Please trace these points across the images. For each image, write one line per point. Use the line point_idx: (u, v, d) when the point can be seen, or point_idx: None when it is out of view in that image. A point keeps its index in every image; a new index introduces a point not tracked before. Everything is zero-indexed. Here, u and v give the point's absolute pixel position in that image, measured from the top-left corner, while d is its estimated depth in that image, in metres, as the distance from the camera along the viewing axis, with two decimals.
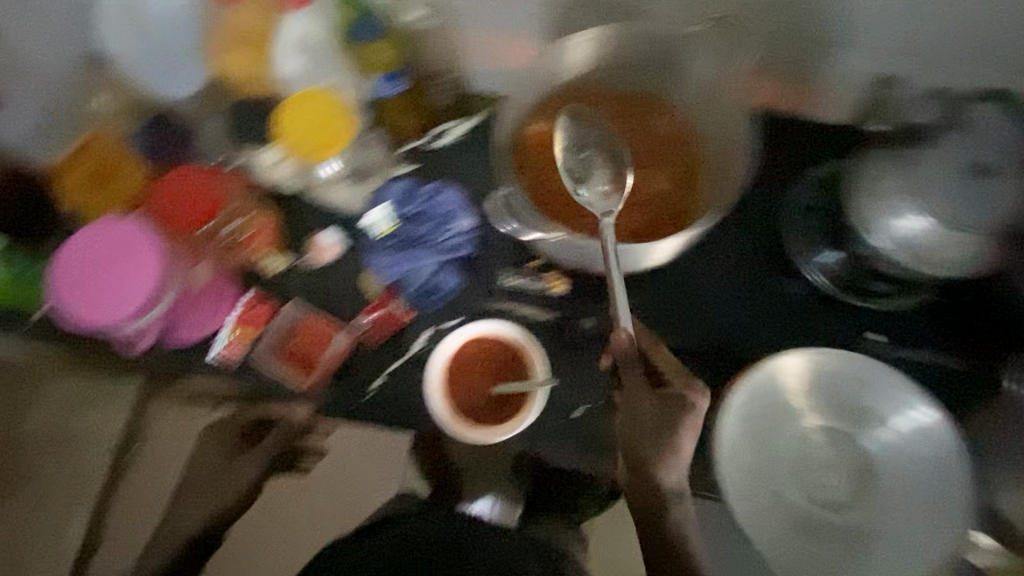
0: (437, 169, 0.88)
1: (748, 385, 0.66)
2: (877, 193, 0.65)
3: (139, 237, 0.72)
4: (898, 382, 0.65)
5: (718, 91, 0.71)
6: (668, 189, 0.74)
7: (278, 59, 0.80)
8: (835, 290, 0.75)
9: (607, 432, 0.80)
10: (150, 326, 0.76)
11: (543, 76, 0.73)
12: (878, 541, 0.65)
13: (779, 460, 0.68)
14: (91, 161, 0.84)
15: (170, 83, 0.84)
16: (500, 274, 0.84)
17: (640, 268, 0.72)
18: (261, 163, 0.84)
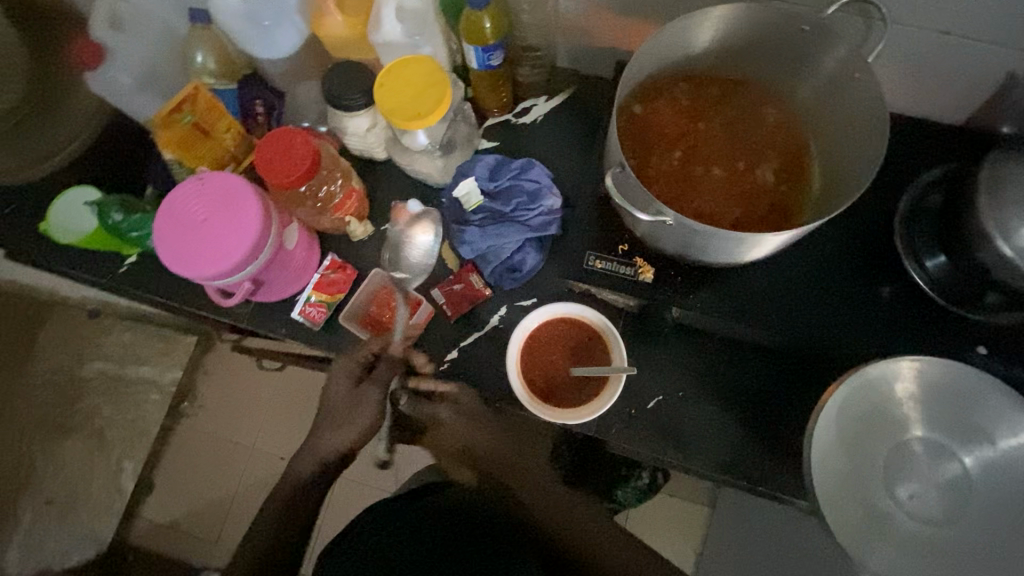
0: (521, 147, 0.89)
1: (849, 384, 0.66)
2: (1004, 198, 0.62)
3: (242, 194, 0.73)
4: (1006, 398, 0.63)
5: (841, 81, 0.67)
6: (770, 181, 0.71)
7: (378, 20, 0.76)
8: (941, 298, 0.72)
9: (686, 427, 0.77)
10: (243, 284, 0.77)
11: (657, 53, 0.68)
12: (972, 559, 0.63)
13: (871, 468, 0.66)
14: (190, 113, 0.82)
15: (267, 42, 0.83)
16: (586, 257, 0.81)
17: (741, 260, 0.68)
18: (354, 127, 0.83)
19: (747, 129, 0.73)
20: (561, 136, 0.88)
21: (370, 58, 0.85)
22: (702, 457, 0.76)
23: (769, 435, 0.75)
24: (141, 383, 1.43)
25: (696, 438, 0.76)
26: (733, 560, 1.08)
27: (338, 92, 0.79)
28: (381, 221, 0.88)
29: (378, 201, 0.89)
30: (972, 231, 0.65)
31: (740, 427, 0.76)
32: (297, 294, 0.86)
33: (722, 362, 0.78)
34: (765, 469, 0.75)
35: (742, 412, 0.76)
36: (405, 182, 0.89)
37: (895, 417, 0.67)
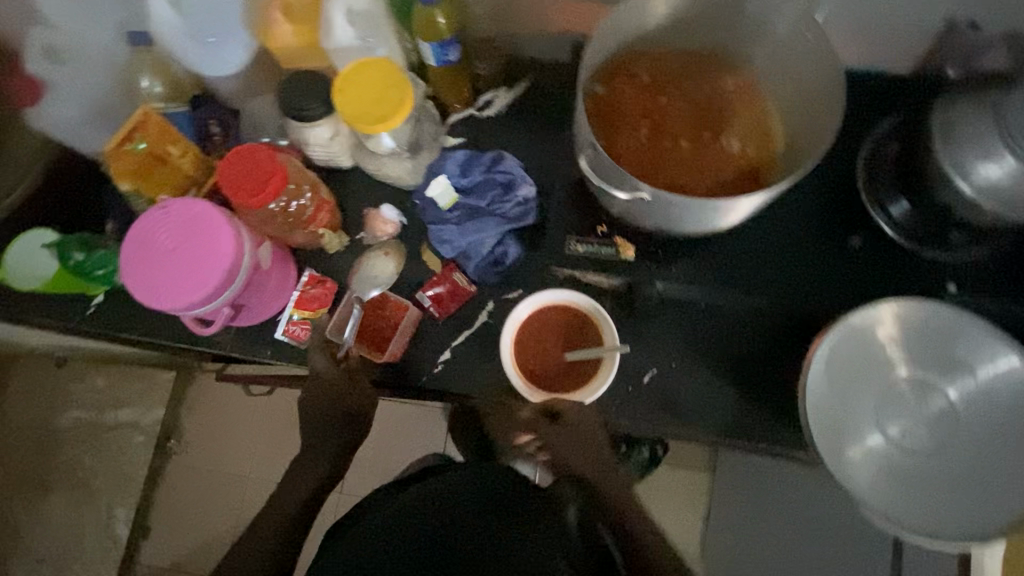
0: (489, 139, 0.88)
1: (836, 334, 0.68)
2: (958, 139, 0.64)
3: (211, 217, 0.70)
4: (983, 329, 0.66)
5: (792, 41, 0.68)
6: (737, 147, 0.73)
7: (329, 25, 0.75)
8: (907, 241, 0.76)
9: (684, 396, 0.79)
10: (222, 310, 0.75)
11: (614, 30, 0.69)
12: (967, 485, 0.66)
13: (865, 411, 0.68)
14: (143, 141, 0.79)
15: (215, 59, 0.80)
16: (567, 241, 0.82)
17: (715, 226, 0.69)
18: (316, 138, 0.81)
19: (709, 99, 0.75)
20: (526, 125, 0.88)
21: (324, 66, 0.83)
22: (702, 422, 0.78)
23: (764, 394, 0.78)
24: (124, 427, 1.39)
25: (694, 405, 0.78)
26: (740, 520, 1.11)
27: (296, 103, 0.77)
28: (356, 230, 0.87)
29: (350, 210, 0.87)
30: (931, 173, 0.68)
31: (736, 390, 0.78)
32: (278, 314, 0.84)
33: (715, 330, 0.80)
34: (764, 426, 0.77)
35: (736, 376, 0.78)
36: (376, 188, 0.88)
37: (882, 360, 0.69)
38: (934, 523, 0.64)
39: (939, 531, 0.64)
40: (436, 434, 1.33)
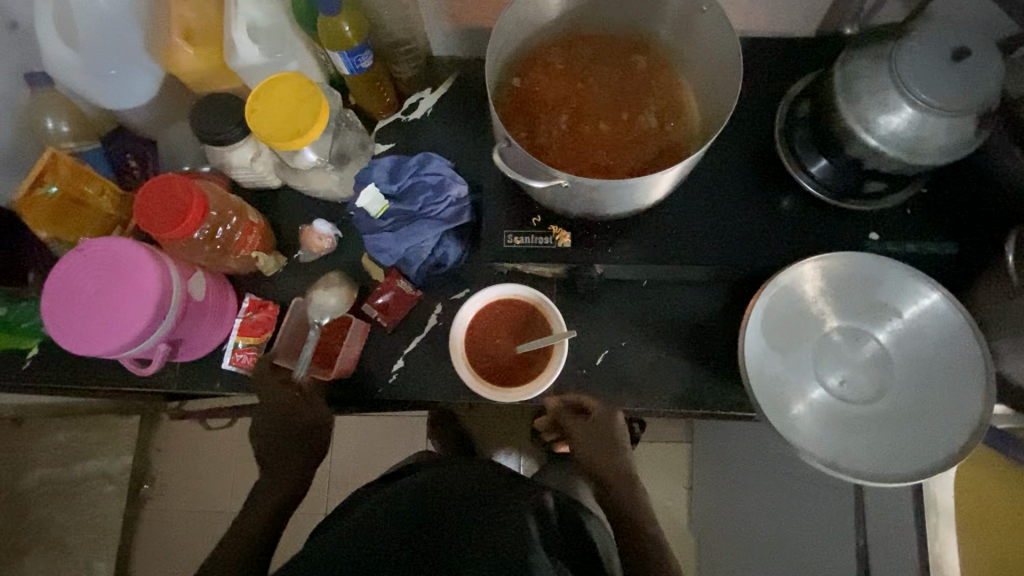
0: (417, 143, 0.88)
1: (766, 294, 0.70)
2: (857, 93, 0.67)
3: (131, 254, 0.69)
4: (904, 272, 0.69)
5: (691, 16, 0.69)
6: (655, 124, 0.74)
7: (232, 44, 0.73)
8: (831, 198, 0.77)
9: (637, 373, 0.80)
10: (160, 347, 0.74)
11: (518, 21, 0.69)
12: (907, 424, 0.68)
13: (803, 364, 0.71)
14: (54, 184, 0.76)
15: (121, 92, 0.78)
16: (505, 236, 0.80)
17: (639, 202, 0.70)
18: (238, 161, 0.80)
19: (623, 80, 0.76)
20: (452, 125, 0.88)
21: (236, 86, 0.81)
22: (658, 396, 0.79)
23: (714, 361, 0.79)
24: (91, 479, 1.33)
25: (648, 380, 0.80)
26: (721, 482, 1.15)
27: (211, 129, 0.75)
28: (294, 249, 0.86)
29: (285, 229, 0.86)
30: (841, 129, 0.69)
31: (686, 360, 0.80)
32: (222, 344, 0.83)
33: (658, 306, 0.82)
34: (716, 392, 0.79)
35: (684, 347, 0.80)
36: (309, 204, 0.87)
37: (813, 314, 0.72)
38: (880, 465, 0.66)
39: (886, 472, 0.66)
40: (416, 441, 1.33)
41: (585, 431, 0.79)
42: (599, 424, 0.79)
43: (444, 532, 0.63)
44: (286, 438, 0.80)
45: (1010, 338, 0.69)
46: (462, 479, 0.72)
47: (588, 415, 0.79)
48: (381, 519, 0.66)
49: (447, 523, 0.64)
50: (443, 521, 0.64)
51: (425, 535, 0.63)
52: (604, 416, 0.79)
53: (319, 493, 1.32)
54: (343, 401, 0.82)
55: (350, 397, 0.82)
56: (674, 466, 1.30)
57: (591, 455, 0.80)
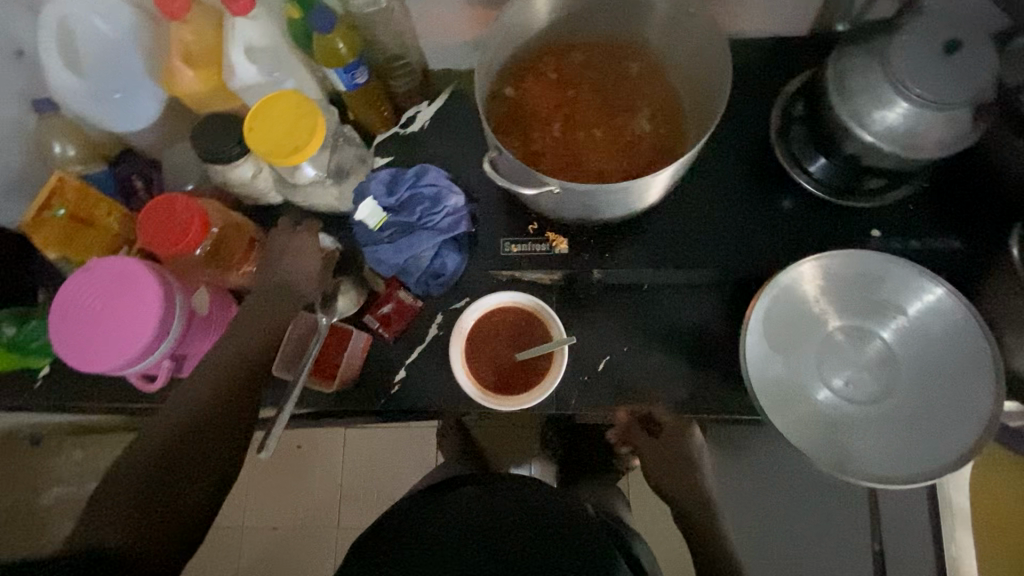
0: (414, 155, 0.89)
1: (767, 295, 0.69)
2: (851, 90, 0.66)
3: (135, 272, 0.71)
4: (909, 270, 0.67)
5: (680, 19, 0.70)
6: (648, 128, 0.74)
7: (230, 65, 0.75)
8: (830, 197, 0.76)
9: (639, 378, 0.79)
10: (163, 363, 0.75)
11: (508, 31, 0.70)
12: (916, 424, 0.67)
13: (806, 366, 0.70)
14: (61, 206, 0.78)
15: (125, 114, 0.80)
16: (501, 244, 0.82)
17: (633, 206, 0.70)
18: (239, 178, 0.81)
19: (615, 86, 0.76)
20: (449, 135, 0.89)
21: (236, 106, 0.83)
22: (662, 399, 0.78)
23: (717, 365, 0.78)
24: None
25: (651, 384, 0.79)
26: None
27: (211, 148, 0.76)
28: None
29: None
30: (836, 127, 0.69)
31: (688, 364, 0.79)
32: None
33: (659, 309, 0.81)
34: (720, 397, 0.78)
35: (686, 351, 0.79)
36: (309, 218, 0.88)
37: (817, 314, 0.71)
38: (888, 468, 0.65)
39: (894, 475, 0.64)
40: (425, 453, 1.33)
41: (652, 447, 0.80)
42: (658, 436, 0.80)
43: (510, 556, 0.66)
44: (234, 402, 0.69)
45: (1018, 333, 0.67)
46: (512, 492, 0.71)
47: (657, 432, 0.80)
48: (435, 545, 0.67)
49: (511, 541, 0.67)
50: (502, 537, 0.68)
51: (489, 553, 0.66)
52: (673, 433, 0.79)
53: (330, 507, 1.33)
54: (347, 412, 0.83)
55: (352, 409, 0.82)
56: None
57: (662, 475, 0.81)
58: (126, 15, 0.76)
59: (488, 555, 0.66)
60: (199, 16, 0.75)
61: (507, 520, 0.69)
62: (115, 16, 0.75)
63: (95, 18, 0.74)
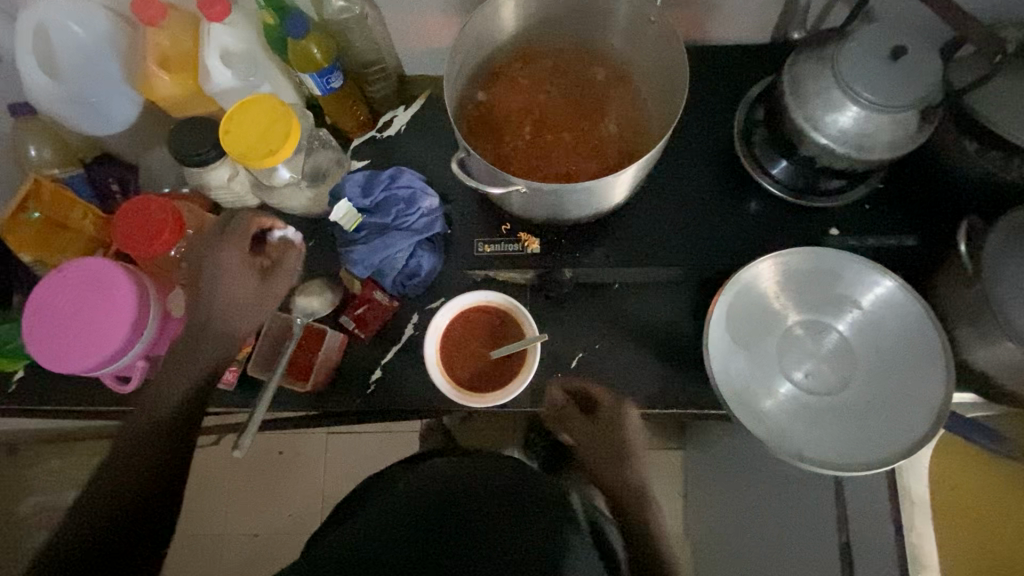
0: (390, 158, 0.90)
1: (728, 291, 0.73)
2: (805, 94, 0.69)
3: (109, 273, 0.71)
4: (861, 265, 0.71)
5: (642, 25, 0.73)
6: (615, 131, 0.76)
7: (205, 70, 0.76)
8: (791, 197, 0.79)
9: (610, 374, 0.81)
10: (137, 363, 0.76)
11: (477, 36, 0.72)
12: (872, 413, 0.70)
13: (767, 358, 0.73)
14: (37, 209, 0.81)
15: (101, 118, 0.81)
16: (476, 244, 0.84)
17: (600, 205, 0.72)
18: (215, 181, 0.82)
19: (583, 91, 0.78)
20: (424, 139, 0.91)
21: (213, 110, 0.84)
22: (634, 395, 0.80)
23: (686, 361, 0.80)
24: None
25: (623, 381, 0.80)
26: (714, 490, 1.15)
27: (187, 151, 0.78)
28: None
29: None
30: (793, 129, 0.72)
31: (657, 360, 0.81)
32: None
33: (630, 308, 0.83)
34: (688, 391, 0.79)
35: (656, 348, 0.81)
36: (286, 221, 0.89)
37: (777, 309, 0.74)
38: (847, 456, 0.68)
39: (851, 461, 0.67)
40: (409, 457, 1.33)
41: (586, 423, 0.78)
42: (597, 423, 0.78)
43: (451, 507, 0.61)
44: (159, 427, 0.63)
45: (969, 327, 0.70)
46: (485, 460, 0.67)
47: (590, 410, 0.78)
48: (385, 503, 0.63)
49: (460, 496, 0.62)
50: (442, 534, 0.58)
51: (424, 525, 0.59)
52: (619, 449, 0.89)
53: (312, 514, 1.32)
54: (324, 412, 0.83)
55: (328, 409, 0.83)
56: (668, 476, 1.30)
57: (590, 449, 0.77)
58: (103, 20, 0.77)
59: (427, 514, 0.60)
60: (175, 22, 0.76)
61: (466, 483, 0.64)
62: (92, 21, 0.76)
63: (72, 23, 0.76)
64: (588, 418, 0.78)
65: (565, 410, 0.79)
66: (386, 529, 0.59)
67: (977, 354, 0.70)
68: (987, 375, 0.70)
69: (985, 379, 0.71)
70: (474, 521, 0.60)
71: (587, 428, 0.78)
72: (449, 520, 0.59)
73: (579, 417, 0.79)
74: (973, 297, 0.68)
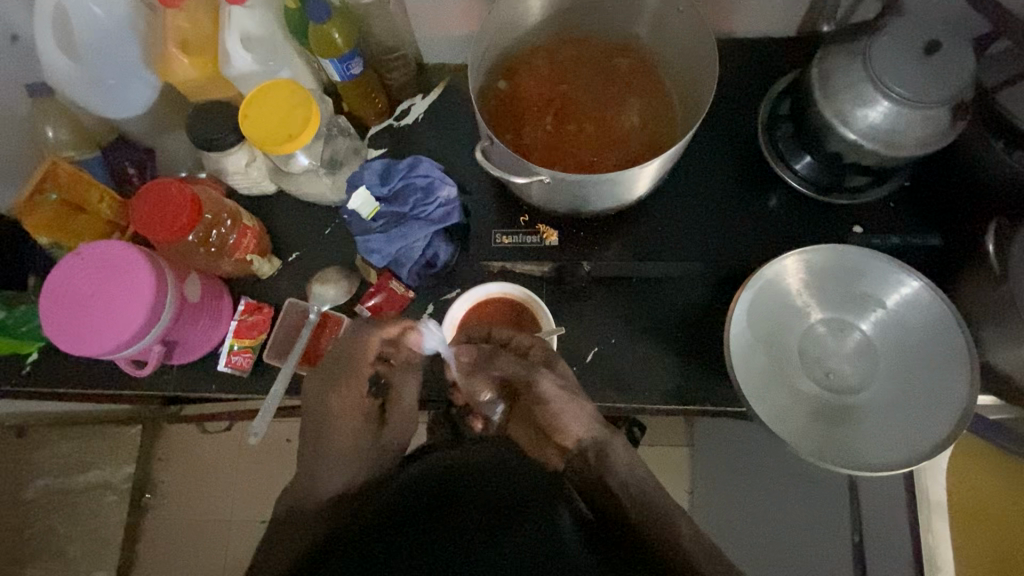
0: (408, 147, 0.90)
1: (751, 287, 0.72)
2: (835, 89, 0.68)
3: (128, 255, 0.71)
4: (886, 263, 0.70)
5: (669, 15, 0.71)
6: (637, 123, 0.75)
7: (226, 54, 0.75)
8: (814, 194, 0.78)
9: (626, 369, 0.80)
10: (153, 347, 0.76)
11: (502, 23, 0.71)
12: (896, 413, 0.69)
13: (788, 356, 0.73)
14: (54, 192, 0.80)
15: (120, 100, 0.81)
16: (494, 236, 0.83)
17: (621, 198, 0.71)
18: (233, 166, 0.82)
19: (605, 82, 0.77)
20: (443, 128, 0.90)
21: (231, 94, 0.83)
22: (650, 390, 0.79)
23: (703, 358, 0.80)
24: (94, 489, 1.32)
25: (639, 376, 0.80)
26: (724, 488, 1.15)
27: (206, 135, 0.77)
28: (288, 251, 0.87)
29: (279, 234, 0.88)
30: (820, 125, 0.71)
31: (674, 356, 0.80)
32: (218, 347, 0.84)
33: (648, 303, 0.82)
34: (705, 387, 0.79)
35: (673, 344, 0.80)
36: (303, 208, 0.89)
37: (800, 307, 0.74)
38: (869, 456, 0.67)
39: (871, 461, 0.66)
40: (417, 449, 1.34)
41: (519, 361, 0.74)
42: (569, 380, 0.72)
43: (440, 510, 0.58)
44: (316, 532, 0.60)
45: (993, 328, 0.69)
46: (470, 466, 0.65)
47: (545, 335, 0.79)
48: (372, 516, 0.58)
49: (451, 506, 0.59)
50: (441, 521, 0.56)
51: (420, 526, 0.56)
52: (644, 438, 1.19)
53: None
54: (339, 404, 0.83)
55: None
56: (675, 472, 1.29)
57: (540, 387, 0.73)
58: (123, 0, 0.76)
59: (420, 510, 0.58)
60: (195, 3, 0.75)
61: (461, 477, 0.63)
62: (113, 2, 0.76)
63: (92, 4, 0.75)
64: (548, 370, 0.72)
65: (518, 369, 0.73)
66: (384, 527, 0.56)
67: (999, 357, 0.70)
68: (1010, 379, 0.69)
69: (1009, 384, 0.70)
70: (473, 511, 0.58)
71: (557, 388, 0.71)
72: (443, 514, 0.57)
73: (552, 377, 0.72)
74: (999, 299, 0.67)
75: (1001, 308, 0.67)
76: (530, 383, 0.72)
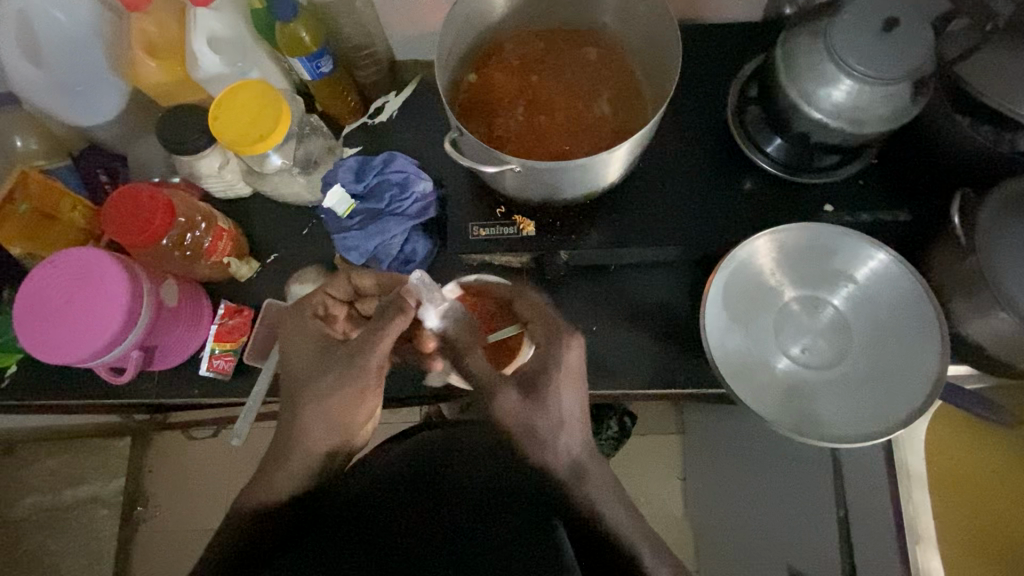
0: (383, 144, 0.90)
1: (725, 270, 0.75)
2: (798, 70, 0.68)
3: (101, 262, 0.71)
4: (855, 241, 0.73)
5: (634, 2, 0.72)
6: (607, 111, 0.76)
7: (193, 56, 0.75)
8: (783, 173, 0.78)
9: (607, 354, 0.81)
10: (132, 354, 0.75)
11: (468, 16, 0.72)
12: (871, 384, 0.71)
13: (764, 331, 0.76)
14: (26, 202, 0.80)
15: (88, 107, 0.80)
16: (471, 228, 0.79)
17: (594, 183, 0.71)
18: (206, 169, 0.82)
19: (574, 72, 0.78)
20: (417, 122, 0.90)
21: (201, 97, 0.83)
22: (631, 374, 0.80)
23: (683, 339, 0.81)
24: (82, 504, 1.30)
25: (620, 360, 0.81)
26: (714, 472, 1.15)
27: (177, 139, 0.77)
28: (266, 252, 0.87)
29: (257, 235, 0.88)
30: (785, 105, 0.71)
31: (655, 340, 0.81)
32: (199, 350, 0.83)
33: (626, 288, 0.83)
34: (688, 369, 0.79)
35: (655, 328, 0.81)
36: (280, 209, 0.89)
37: (773, 286, 0.77)
38: (843, 426, 0.70)
39: (844, 433, 0.69)
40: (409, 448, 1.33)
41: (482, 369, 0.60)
42: (542, 414, 0.58)
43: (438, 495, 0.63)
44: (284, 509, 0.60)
45: (964, 298, 0.70)
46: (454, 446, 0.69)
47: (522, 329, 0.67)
48: (360, 503, 0.62)
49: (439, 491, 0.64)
50: (438, 500, 0.62)
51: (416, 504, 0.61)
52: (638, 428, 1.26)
53: None
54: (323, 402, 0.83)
55: None
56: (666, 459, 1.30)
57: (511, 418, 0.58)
58: (87, 6, 0.76)
59: (408, 496, 0.63)
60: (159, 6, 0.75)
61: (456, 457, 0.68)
62: (76, 8, 0.75)
63: (55, 10, 0.74)
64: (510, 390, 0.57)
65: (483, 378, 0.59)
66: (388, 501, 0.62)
67: (969, 327, 0.71)
68: (981, 347, 0.71)
69: (980, 352, 0.72)
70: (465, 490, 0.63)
71: (515, 415, 0.58)
72: (430, 498, 0.62)
73: (514, 402, 0.57)
74: (968, 270, 0.68)
75: (969, 279, 0.68)
76: (489, 396, 0.59)
